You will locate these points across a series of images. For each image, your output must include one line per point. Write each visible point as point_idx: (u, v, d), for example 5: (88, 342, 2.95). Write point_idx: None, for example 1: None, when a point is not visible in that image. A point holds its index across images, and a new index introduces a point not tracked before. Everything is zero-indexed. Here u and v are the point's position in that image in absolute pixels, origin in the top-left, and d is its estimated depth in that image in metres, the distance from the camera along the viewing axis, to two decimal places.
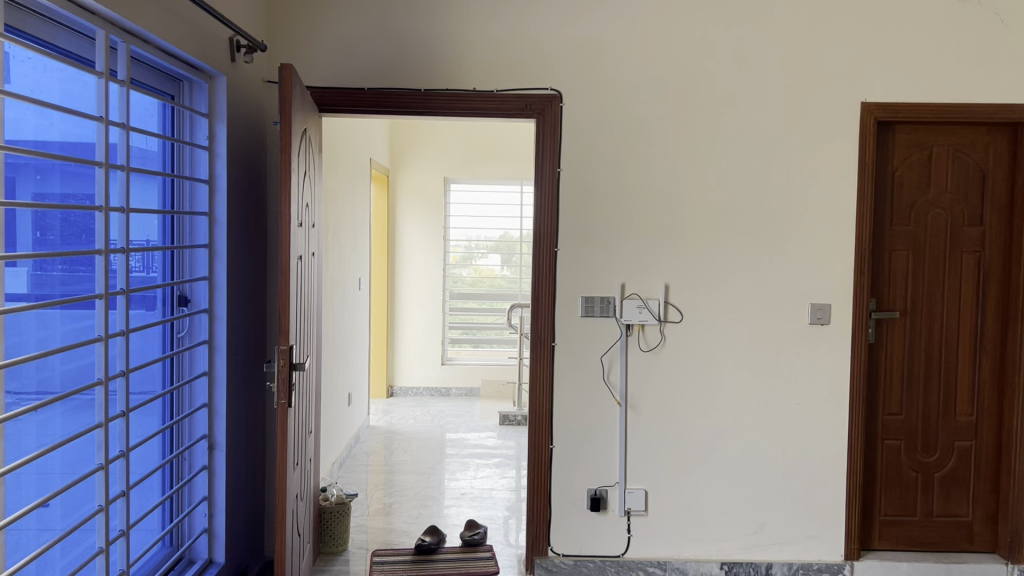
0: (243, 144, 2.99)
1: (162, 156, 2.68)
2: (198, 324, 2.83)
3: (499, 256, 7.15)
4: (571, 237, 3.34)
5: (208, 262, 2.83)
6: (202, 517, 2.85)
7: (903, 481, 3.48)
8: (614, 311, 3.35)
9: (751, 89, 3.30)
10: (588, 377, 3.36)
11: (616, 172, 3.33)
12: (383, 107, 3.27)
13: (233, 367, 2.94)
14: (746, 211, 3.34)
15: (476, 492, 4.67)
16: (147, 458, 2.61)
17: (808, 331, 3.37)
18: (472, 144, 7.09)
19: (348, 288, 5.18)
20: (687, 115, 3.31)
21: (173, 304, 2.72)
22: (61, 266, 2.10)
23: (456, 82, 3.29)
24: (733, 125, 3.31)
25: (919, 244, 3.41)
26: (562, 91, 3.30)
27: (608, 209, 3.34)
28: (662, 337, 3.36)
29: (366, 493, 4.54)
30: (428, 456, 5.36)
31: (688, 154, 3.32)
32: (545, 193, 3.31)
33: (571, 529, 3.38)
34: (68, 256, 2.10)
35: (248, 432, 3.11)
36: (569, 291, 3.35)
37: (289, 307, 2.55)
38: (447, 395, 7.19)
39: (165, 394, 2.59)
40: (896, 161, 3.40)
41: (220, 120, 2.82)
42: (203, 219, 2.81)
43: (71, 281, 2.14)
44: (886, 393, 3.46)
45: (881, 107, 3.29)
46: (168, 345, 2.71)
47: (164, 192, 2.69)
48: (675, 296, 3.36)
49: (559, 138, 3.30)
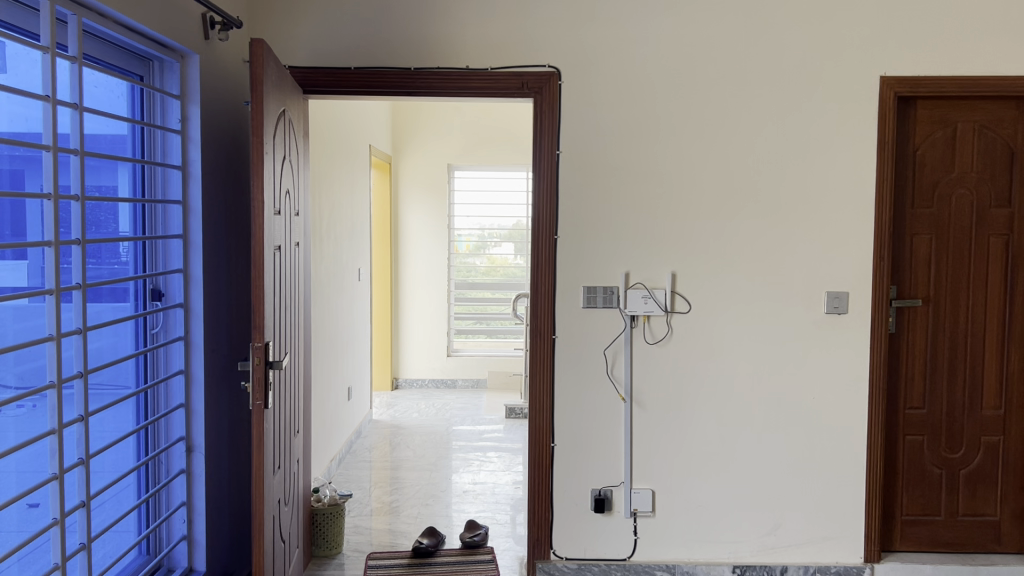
0: (220, 128, 2.83)
1: (132, 140, 2.52)
2: (174, 319, 2.67)
3: (512, 244, 6.96)
4: (572, 224, 3.15)
5: (184, 253, 2.66)
6: (181, 523, 2.70)
7: (926, 478, 3.28)
8: (618, 301, 3.16)
9: (762, 63, 3.10)
10: (590, 371, 3.18)
11: (618, 154, 3.13)
12: (371, 87, 3.08)
13: (212, 364, 2.78)
14: (758, 194, 3.14)
15: (478, 490, 4.48)
16: (120, 462, 2.45)
17: (824, 321, 3.17)
18: (476, 128, 6.89)
19: (347, 280, 5.03)
20: (693, 92, 3.11)
21: (147, 298, 2.57)
22: (11, 256, 1.92)
23: (448, 61, 3.10)
24: (743, 103, 3.11)
25: (942, 227, 3.20)
26: (560, 68, 3.10)
27: (610, 193, 3.15)
28: (669, 329, 3.17)
29: (365, 491, 4.37)
30: (430, 452, 5.20)
31: (695, 133, 3.12)
32: (544, 176, 3.13)
33: (574, 531, 3.21)
34: (20, 248, 1.91)
35: (230, 433, 2.96)
36: (569, 281, 3.16)
37: (264, 300, 2.36)
38: (453, 387, 7.05)
39: (138, 393, 2.44)
40: (918, 139, 3.18)
41: (193, 102, 2.65)
42: (178, 207, 2.65)
43: (23, 274, 1.95)
44: (907, 386, 3.26)
45: (902, 81, 3.08)
46: (141, 342, 2.55)
47: (135, 179, 2.53)
48: (683, 285, 3.17)
49: (558, 118, 3.11)
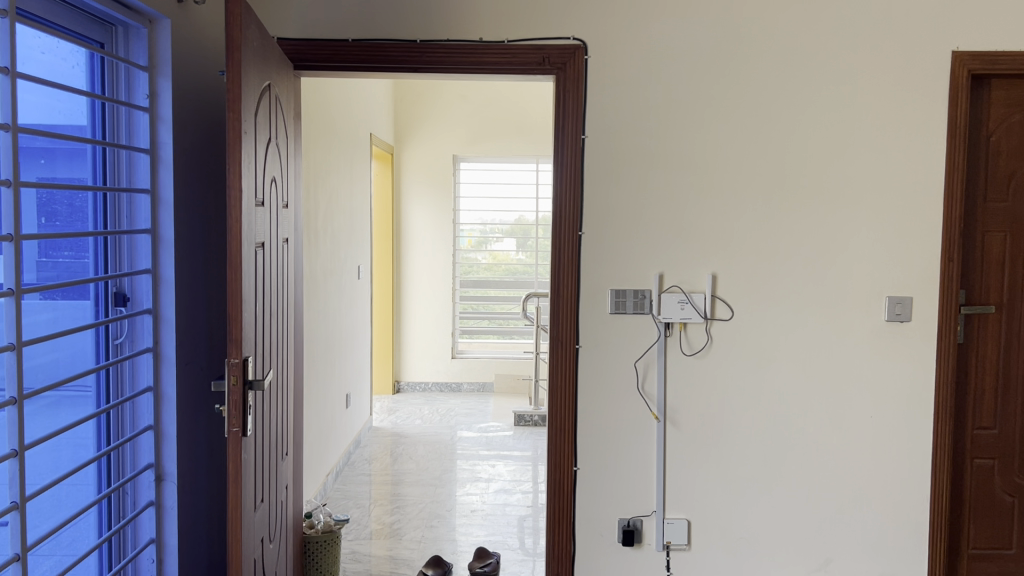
0: (196, 106, 2.45)
1: (91, 118, 2.14)
2: (141, 327, 2.30)
3: (514, 240, 6.58)
4: (599, 218, 2.77)
5: (153, 251, 2.29)
6: (150, 563, 2.33)
7: (997, 508, 2.90)
8: (650, 307, 2.79)
9: (815, 35, 2.72)
10: (619, 386, 2.81)
11: (651, 140, 2.76)
12: (371, 61, 2.71)
13: (186, 379, 2.40)
14: (809, 185, 2.76)
15: (487, 509, 4.10)
16: (77, 497, 2.08)
17: (884, 330, 2.80)
18: (481, 116, 6.50)
19: (344, 278, 4.64)
20: (738, 69, 2.73)
21: (109, 303, 2.19)
22: None
23: (458, 32, 2.72)
24: (794, 82, 2.73)
25: (1018, 223, 2.83)
26: (586, 41, 2.72)
27: (641, 183, 2.77)
28: (708, 338, 2.80)
29: (364, 511, 4.00)
30: (434, 464, 4.82)
31: (737, 116, 2.75)
32: (567, 164, 2.74)
33: (600, 566, 2.84)
34: None
35: (209, 456, 2.59)
36: (595, 283, 2.79)
37: (241, 308, 1.97)
38: (458, 391, 6.69)
39: (96, 414, 2.07)
40: (991, 124, 2.81)
41: (163, 74, 2.28)
42: (145, 197, 2.27)
43: None
44: (976, 403, 2.88)
45: (977, 57, 2.70)
46: (103, 355, 2.18)
47: (95, 163, 2.15)
48: (725, 287, 2.79)
49: (583, 97, 2.73)
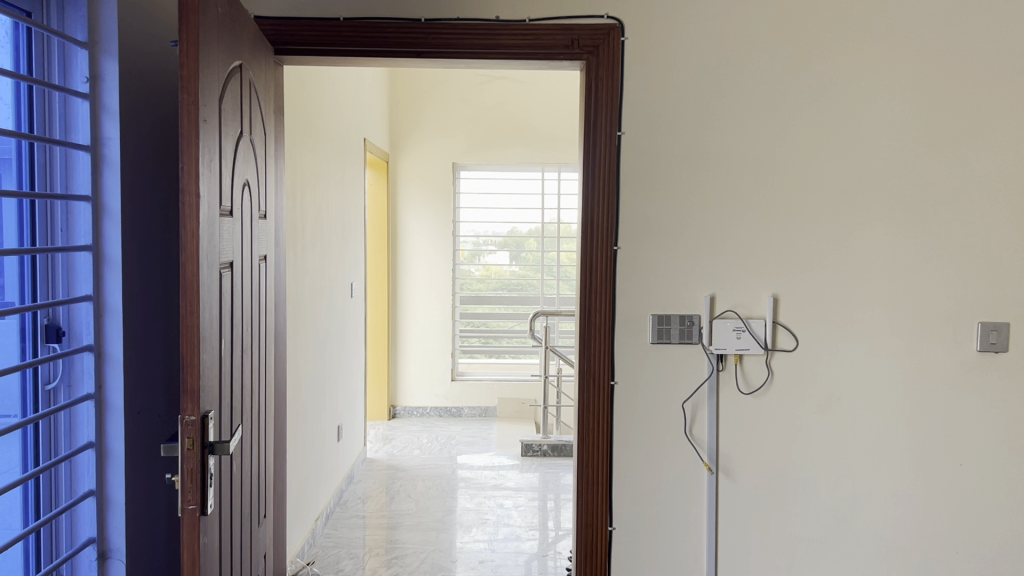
0: (151, 94, 2.00)
1: (16, 106, 1.68)
2: (80, 369, 1.84)
3: (507, 252, 6.18)
4: (638, 230, 2.33)
5: (95, 273, 1.83)
6: None
7: None
8: (699, 335, 2.35)
9: (893, 13, 2.30)
10: (663, 430, 2.37)
11: (701, 137, 2.32)
12: (366, 44, 2.27)
13: (138, 433, 1.94)
14: (885, 192, 2.33)
15: (497, 559, 3.61)
16: None
17: (976, 362, 2.35)
18: (482, 122, 6.05)
19: (336, 298, 4.19)
20: (801, 54, 2.31)
21: (37, 340, 1.73)
22: None
23: (470, 11, 2.29)
24: (868, 69, 2.31)
25: None
26: (621, 20, 2.29)
27: (688, 188, 2.33)
28: (769, 373, 2.36)
29: (358, 563, 3.52)
30: (434, 503, 4.35)
31: (800, 109, 2.32)
32: (599, 166, 2.30)
33: None
34: None
35: (171, 520, 2.13)
36: (633, 308, 2.35)
37: (199, 350, 1.51)
38: (458, 416, 6.23)
39: (29, 479, 1.61)
40: None
41: (109, 53, 1.82)
42: (86, 205, 1.82)
43: None
44: None
45: None
46: (29, 407, 1.71)
47: (21, 167, 1.71)
48: (787, 312, 2.35)
49: (619, 86, 2.29)
